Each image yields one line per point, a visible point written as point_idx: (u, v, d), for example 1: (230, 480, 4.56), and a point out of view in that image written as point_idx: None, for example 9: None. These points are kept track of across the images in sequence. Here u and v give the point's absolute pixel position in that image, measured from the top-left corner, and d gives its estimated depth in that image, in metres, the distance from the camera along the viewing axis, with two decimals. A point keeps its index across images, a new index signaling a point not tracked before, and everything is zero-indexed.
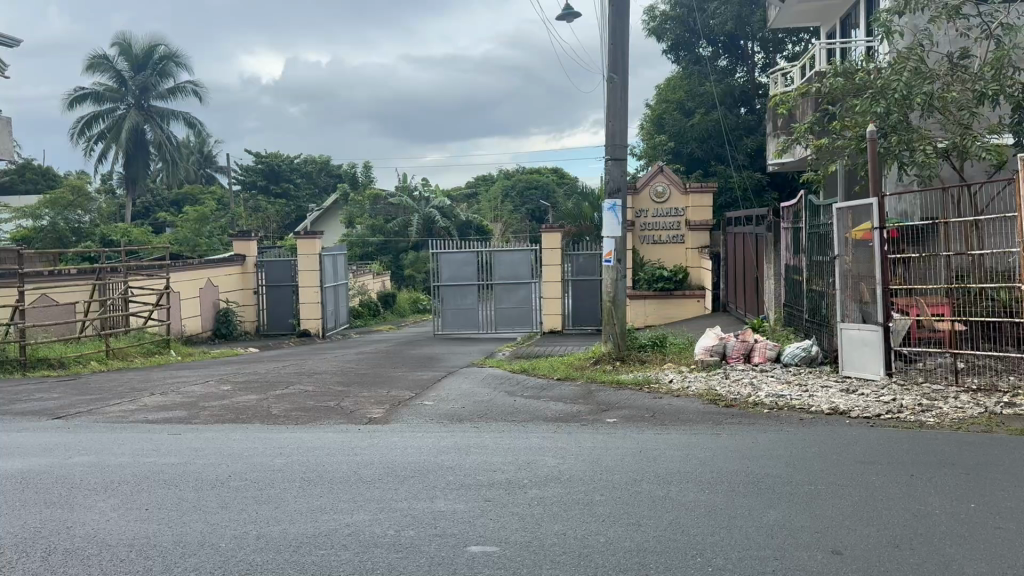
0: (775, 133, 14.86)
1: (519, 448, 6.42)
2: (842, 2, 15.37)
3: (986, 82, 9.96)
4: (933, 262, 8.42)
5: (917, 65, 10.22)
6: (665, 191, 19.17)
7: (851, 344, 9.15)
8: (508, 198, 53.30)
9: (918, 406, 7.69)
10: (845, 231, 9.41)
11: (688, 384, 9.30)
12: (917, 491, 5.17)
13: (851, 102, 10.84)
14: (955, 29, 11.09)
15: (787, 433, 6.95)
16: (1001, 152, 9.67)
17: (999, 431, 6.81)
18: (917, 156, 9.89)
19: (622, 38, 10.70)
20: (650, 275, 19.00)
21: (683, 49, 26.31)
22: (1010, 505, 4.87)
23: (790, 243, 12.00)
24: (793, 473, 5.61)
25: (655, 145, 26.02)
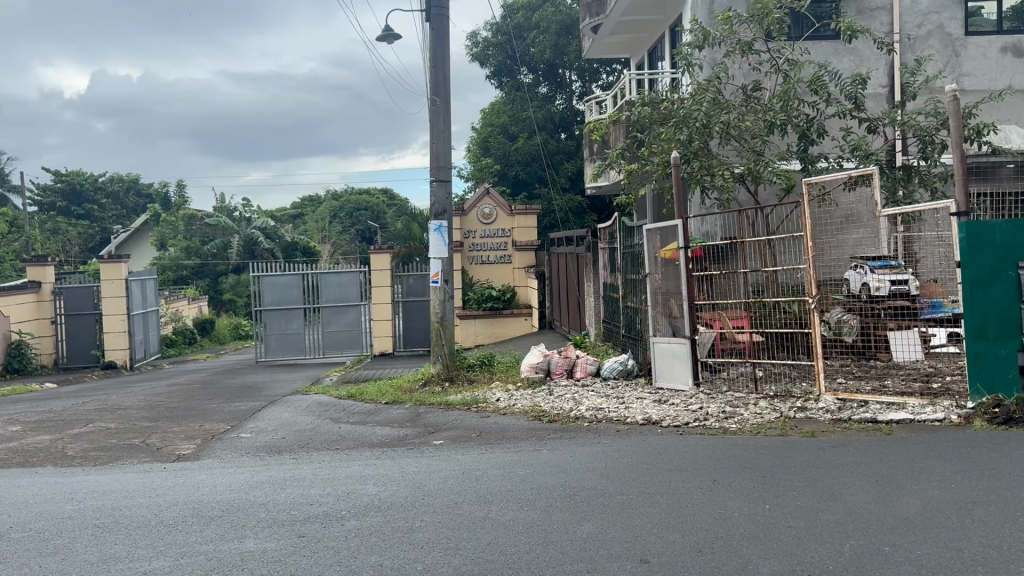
0: (592, 157, 15.47)
1: (336, 479, 6.21)
2: (649, 35, 16.36)
3: (776, 112, 10.90)
4: (732, 279, 9.04)
5: (715, 95, 11.02)
6: (491, 213, 19.47)
7: (663, 357, 9.75)
8: (336, 219, 52.46)
9: (722, 413, 8.22)
10: (655, 250, 10.02)
11: (514, 403, 9.40)
12: (719, 496, 5.49)
13: (658, 130, 11.43)
14: (748, 63, 11.97)
15: (602, 445, 7.22)
16: (789, 177, 10.62)
17: (792, 434, 7.38)
18: (717, 181, 10.67)
19: (443, 63, 10.77)
20: (479, 295, 19.13)
21: (505, 75, 27.23)
22: (800, 503, 5.28)
23: (607, 262, 12.51)
24: (608, 485, 5.81)
25: (482, 168, 26.58)
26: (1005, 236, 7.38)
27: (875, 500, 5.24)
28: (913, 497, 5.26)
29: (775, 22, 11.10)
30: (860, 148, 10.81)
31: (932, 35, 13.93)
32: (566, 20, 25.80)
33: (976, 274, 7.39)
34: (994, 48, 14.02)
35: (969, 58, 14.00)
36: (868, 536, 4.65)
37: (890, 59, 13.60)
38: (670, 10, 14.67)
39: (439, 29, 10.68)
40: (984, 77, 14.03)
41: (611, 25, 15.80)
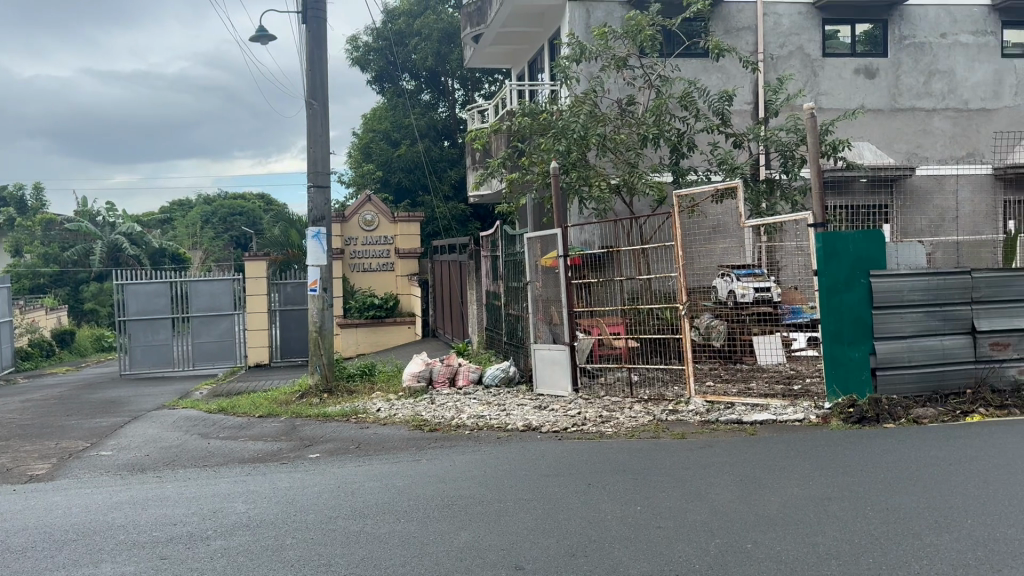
0: (474, 166, 15.54)
1: (203, 497, 5.97)
2: (529, 46, 16.61)
3: (648, 126, 11.28)
4: (609, 286, 9.28)
5: (592, 109, 11.29)
6: (372, 220, 19.23)
7: (543, 363, 9.89)
8: (208, 224, 50.50)
9: (599, 417, 8.41)
10: (536, 258, 10.15)
11: (394, 412, 9.31)
12: (594, 499, 5.61)
13: (538, 140, 11.60)
14: (623, 78, 12.35)
15: (481, 453, 7.26)
16: (661, 189, 11.00)
17: (665, 436, 7.64)
18: (595, 191, 10.92)
19: (321, 67, 10.58)
20: (360, 303, 18.84)
21: (387, 80, 26.97)
22: (669, 504, 5.47)
23: (489, 270, 12.59)
24: (485, 493, 5.85)
25: (363, 174, 26.24)
26: (858, 248, 7.84)
27: (738, 499, 5.49)
28: (774, 494, 5.54)
29: (647, 39, 11.45)
30: (727, 161, 11.34)
31: (793, 55, 14.79)
32: (448, 27, 25.71)
33: (832, 282, 7.77)
34: (848, 69, 15.00)
35: (826, 78, 14.93)
36: (732, 534, 4.86)
37: (754, 78, 14.34)
38: (549, 22, 14.94)
39: (315, 32, 10.49)
40: (840, 96, 14.99)
41: (491, 35, 15.93)
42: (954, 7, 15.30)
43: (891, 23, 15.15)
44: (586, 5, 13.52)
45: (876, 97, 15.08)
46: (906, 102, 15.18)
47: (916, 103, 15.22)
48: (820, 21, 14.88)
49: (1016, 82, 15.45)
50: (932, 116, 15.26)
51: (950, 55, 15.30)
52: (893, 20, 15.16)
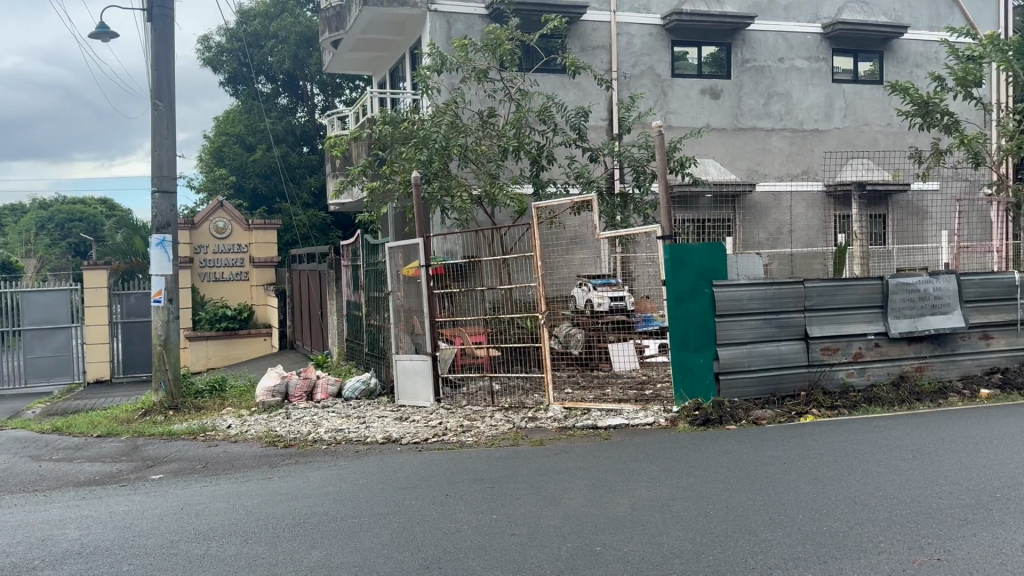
0: (333, 173, 15.27)
1: (32, 525, 5.54)
2: (390, 54, 16.54)
3: (508, 138, 11.45)
4: (470, 296, 9.31)
5: (453, 118, 11.35)
6: (225, 227, 18.49)
7: (405, 374, 9.78)
8: (44, 231, 47.08)
9: (460, 427, 8.41)
10: (397, 268, 10.06)
11: (246, 429, 8.98)
12: (450, 510, 5.61)
13: (399, 149, 11.52)
14: (483, 90, 12.47)
15: (336, 468, 7.12)
16: (522, 201, 11.17)
17: (524, 443, 7.72)
18: (456, 202, 10.99)
19: (167, 66, 10.10)
20: (211, 315, 18.03)
21: (241, 83, 26.09)
22: (524, 511, 5.54)
23: (349, 279, 12.39)
24: (340, 509, 5.74)
25: (215, 179, 25.21)
26: (703, 260, 8.24)
27: (590, 503, 5.63)
28: (624, 497, 5.72)
29: (506, 53, 11.63)
30: (583, 175, 11.66)
31: (644, 75, 15.44)
32: (306, 31, 25.29)
33: (679, 292, 8.13)
34: (694, 90, 15.82)
35: (675, 97, 15.68)
36: (583, 537, 4.98)
37: (609, 95, 14.87)
38: (408, 31, 14.92)
39: (161, 31, 10.02)
40: (687, 115, 15.78)
41: (351, 42, 15.73)
42: (790, 33, 16.37)
43: (733, 46, 16.05)
44: (448, 16, 13.80)
45: (720, 117, 15.98)
46: (747, 122, 16.15)
47: (757, 122, 16.22)
48: (669, 42, 15.60)
49: (844, 106, 16.77)
50: (771, 135, 16.30)
51: (786, 79, 16.39)
52: (736, 44, 16.06)
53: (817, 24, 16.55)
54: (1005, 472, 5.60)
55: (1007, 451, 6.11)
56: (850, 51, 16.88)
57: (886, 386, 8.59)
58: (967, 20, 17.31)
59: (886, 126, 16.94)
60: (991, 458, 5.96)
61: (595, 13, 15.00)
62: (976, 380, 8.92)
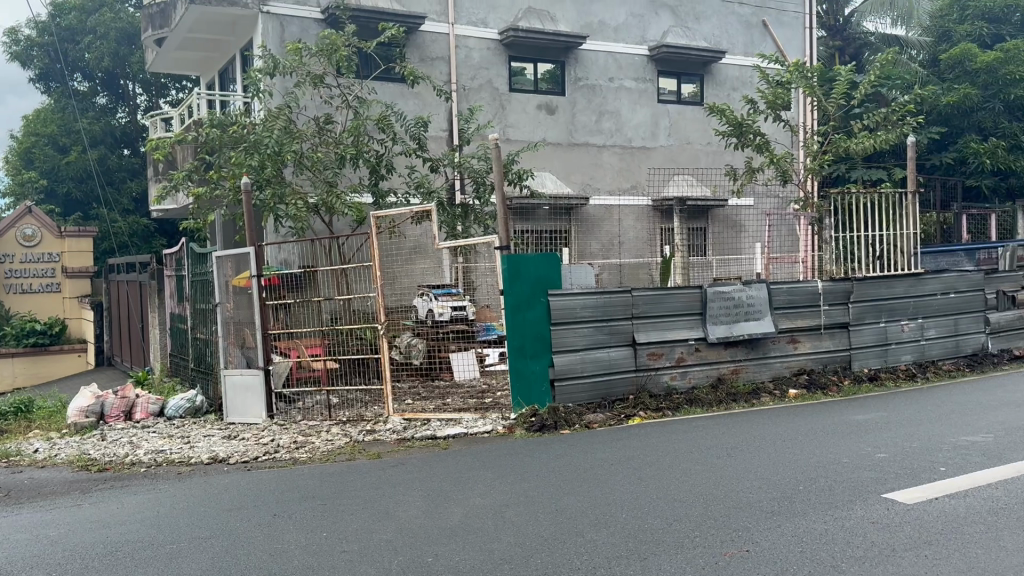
0: (157, 178, 14.47)
1: None
2: (220, 56, 15.91)
3: (345, 146, 11.25)
4: (306, 307, 9.03)
5: (286, 124, 11.06)
6: (33, 234, 17.07)
7: (235, 390, 9.36)
8: None
9: (293, 443, 8.14)
10: (225, 278, 9.65)
11: (55, 453, 8.30)
12: (277, 530, 5.42)
13: (228, 154, 11.08)
14: (319, 96, 12.22)
15: (156, 491, 6.72)
16: (359, 210, 11.01)
17: (359, 458, 7.56)
18: (290, 210, 10.67)
19: None
20: (19, 330, 16.60)
21: (54, 81, 24.29)
22: (355, 526, 5.44)
23: (173, 290, 11.74)
24: (158, 535, 5.41)
25: (23, 182, 23.25)
26: (539, 269, 8.43)
27: (423, 514, 5.61)
28: (456, 506, 5.74)
29: (342, 59, 11.44)
30: (423, 185, 11.65)
31: (483, 87, 15.67)
32: (128, 27, 23.85)
33: (517, 300, 8.29)
34: (531, 104, 16.22)
35: (512, 111, 16.01)
36: (414, 549, 4.95)
37: (448, 106, 14.99)
38: (239, 33, 14.43)
39: None
40: (525, 129, 16.16)
41: (176, 41, 15.00)
42: (619, 54, 17.14)
43: (567, 64, 16.59)
44: (281, 19, 13.46)
45: (555, 131, 16.48)
46: (580, 137, 16.74)
47: (589, 138, 16.84)
48: (506, 57, 15.93)
49: (669, 124, 17.72)
50: (602, 150, 16.97)
51: (616, 97, 17.12)
52: (570, 61, 16.60)
53: (643, 47, 17.41)
54: (807, 466, 6.06)
55: (808, 446, 6.63)
56: (673, 73, 17.85)
57: (706, 388, 9.12)
58: (776, 48, 18.74)
59: (706, 145, 18.05)
60: (795, 453, 6.44)
61: (433, 25, 15.09)
62: (785, 381, 9.62)
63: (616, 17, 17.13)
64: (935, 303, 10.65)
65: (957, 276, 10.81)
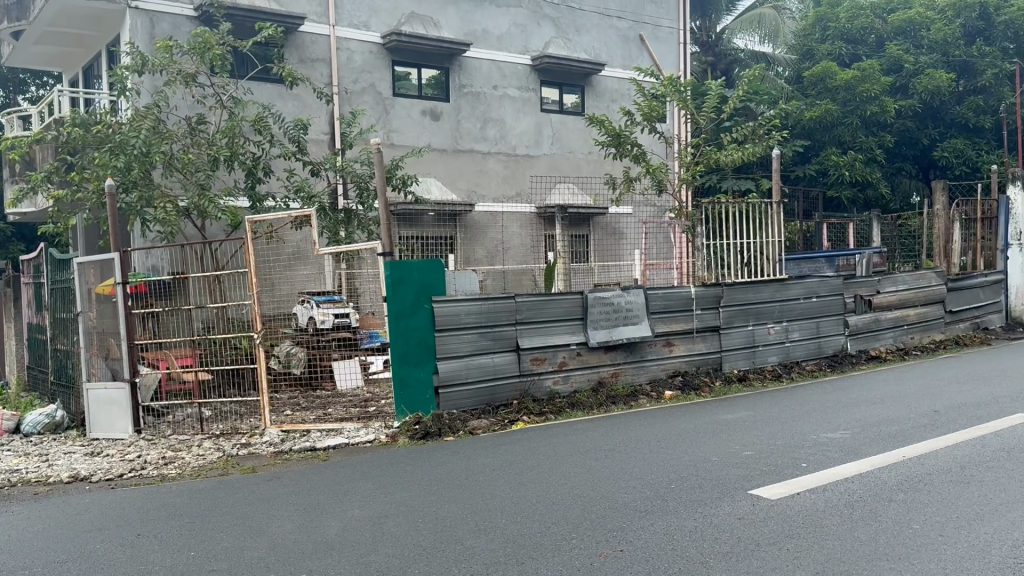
0: (13, 179, 13.56)
1: None
2: (84, 51, 15.09)
3: (219, 147, 10.86)
4: (177, 316, 8.62)
5: (155, 124, 10.58)
6: None
7: (99, 404, 8.87)
8: None
9: (162, 459, 7.75)
10: (88, 285, 9.15)
11: None
12: (141, 551, 5.14)
13: (92, 154, 10.50)
14: (192, 95, 11.76)
15: (7, 514, 6.26)
16: (234, 214, 10.63)
17: (233, 472, 7.26)
18: (159, 213, 10.22)
19: None
20: None
21: None
22: (226, 544, 5.22)
23: (31, 298, 11.01)
24: (7, 561, 5.03)
25: None
26: (421, 276, 8.36)
27: (297, 529, 5.44)
28: (333, 519, 5.60)
29: (216, 59, 11.04)
30: (303, 189, 11.38)
31: (365, 91, 15.47)
32: None
33: (400, 307, 8.17)
34: (415, 110, 16.14)
35: (396, 116, 15.89)
36: (287, 565, 4.79)
37: (329, 109, 14.74)
38: (105, 28, 13.73)
39: None
40: (408, 134, 16.06)
41: (35, 34, 14.11)
42: (502, 63, 17.30)
43: (451, 71, 16.60)
44: (151, 15, 12.89)
45: (440, 138, 16.46)
46: (465, 144, 16.79)
47: (474, 145, 16.91)
48: (389, 61, 15.80)
49: (552, 133, 18.00)
50: (487, 157, 17.07)
51: (500, 105, 17.26)
52: (454, 68, 16.63)
53: (526, 56, 17.63)
54: (680, 465, 6.25)
55: (681, 446, 6.83)
56: (555, 83, 18.16)
57: (587, 392, 9.28)
58: (653, 62, 19.38)
59: (587, 154, 18.44)
60: (669, 453, 6.62)
61: (314, 26, 14.80)
62: (661, 383, 9.91)
63: (499, 26, 17.30)
64: (799, 306, 11.22)
65: (818, 281, 11.43)
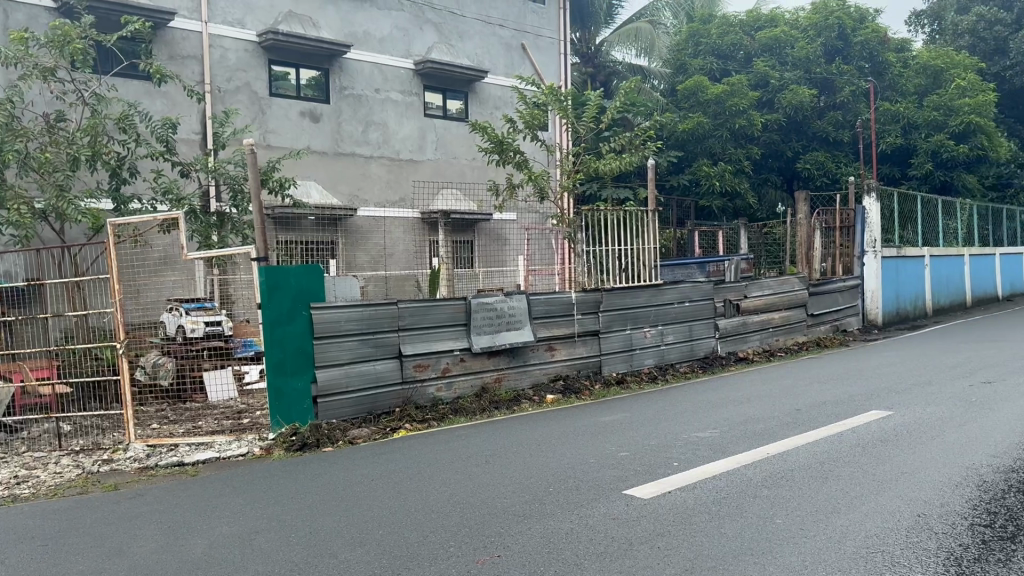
0: None
1: None
2: None
3: (79, 146, 10.27)
4: (32, 325, 8.05)
5: (8, 119, 9.93)
6: None
7: None
8: None
9: (13, 479, 7.23)
10: None
11: None
12: None
13: None
14: (49, 90, 11.08)
15: None
16: (95, 216, 10.06)
17: (94, 490, 6.86)
18: (12, 215, 9.58)
19: None
20: None
21: None
22: (81, 566, 4.93)
23: None
24: None
25: None
26: (298, 281, 8.13)
27: (160, 548, 5.19)
28: (200, 537, 5.37)
29: (77, 53, 10.46)
30: (171, 191, 10.89)
31: (240, 91, 15.01)
32: None
33: (275, 315, 7.90)
34: (293, 111, 15.77)
35: (273, 117, 15.48)
36: None
37: (201, 108, 14.26)
38: None
39: None
40: (287, 136, 15.68)
41: None
42: (384, 66, 17.16)
43: (331, 72, 16.31)
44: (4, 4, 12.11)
45: (320, 141, 16.14)
46: (346, 147, 16.53)
47: (355, 148, 16.68)
48: (265, 61, 15.40)
49: (435, 139, 17.99)
50: (369, 161, 16.87)
51: (382, 109, 17.11)
52: (334, 70, 16.36)
53: (408, 61, 17.55)
54: (559, 468, 6.34)
55: (558, 449, 6.93)
56: (439, 88, 18.17)
57: (470, 398, 9.29)
58: (535, 71, 19.70)
59: (471, 160, 18.52)
60: (547, 457, 6.71)
61: (185, 22, 14.25)
62: (543, 388, 10.04)
63: (381, 29, 17.14)
64: (673, 310, 11.64)
65: (690, 286, 11.88)
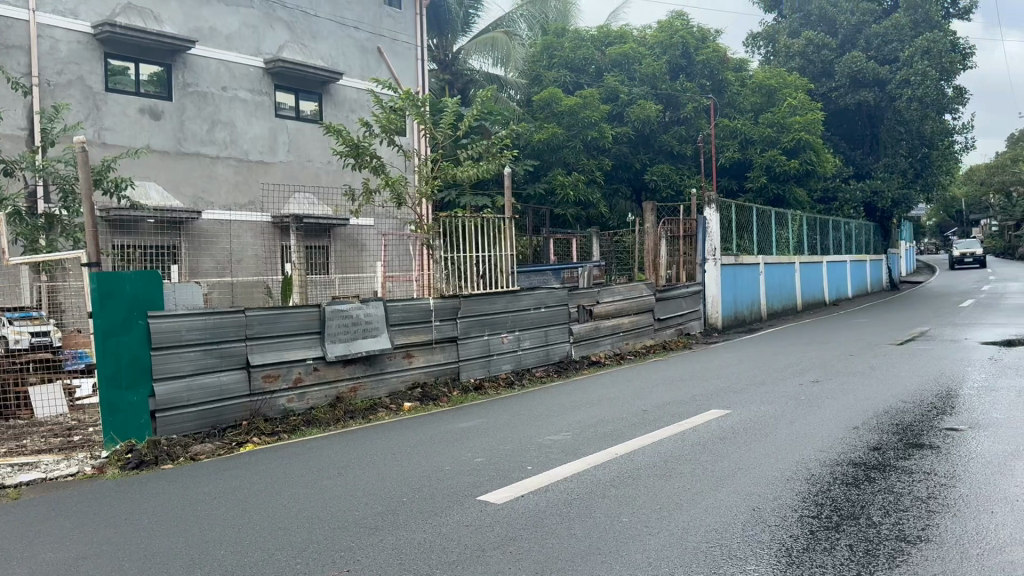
0: None
1: None
2: None
3: None
4: None
5: None
6: None
7: None
8: None
9: None
10: None
11: None
12: None
13: None
14: None
15: None
16: None
17: None
18: None
19: None
20: None
21: None
22: None
23: None
24: None
25: None
26: (135, 289, 7.76)
27: None
28: (19, 566, 4.95)
29: None
30: None
31: (72, 85, 14.07)
32: None
33: (108, 323, 7.54)
34: (132, 108, 14.93)
35: (108, 113, 14.59)
36: None
37: (26, 102, 13.39)
38: None
39: None
40: (123, 134, 14.81)
41: None
42: (231, 64, 16.55)
43: (173, 68, 15.56)
44: None
45: (161, 139, 15.34)
46: (190, 147, 15.81)
47: (200, 148, 15.97)
48: (101, 54, 14.53)
49: (287, 140, 17.55)
50: (215, 163, 16.21)
51: (230, 108, 16.50)
52: (178, 66, 15.63)
53: (258, 60, 17.02)
54: (413, 477, 6.29)
55: (412, 458, 6.89)
56: (291, 89, 17.75)
57: (324, 408, 9.07)
58: (391, 75, 19.58)
59: (326, 163, 18.16)
60: (403, 466, 6.65)
61: (9, 9, 13.23)
62: (400, 396, 9.95)
63: (228, 26, 16.52)
64: (530, 316, 11.85)
65: (546, 292, 12.14)
